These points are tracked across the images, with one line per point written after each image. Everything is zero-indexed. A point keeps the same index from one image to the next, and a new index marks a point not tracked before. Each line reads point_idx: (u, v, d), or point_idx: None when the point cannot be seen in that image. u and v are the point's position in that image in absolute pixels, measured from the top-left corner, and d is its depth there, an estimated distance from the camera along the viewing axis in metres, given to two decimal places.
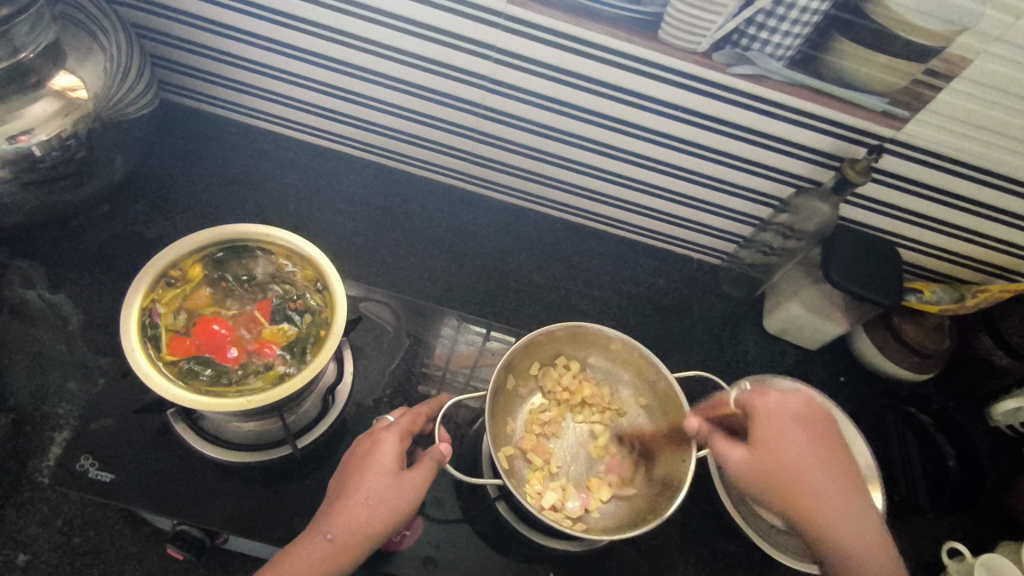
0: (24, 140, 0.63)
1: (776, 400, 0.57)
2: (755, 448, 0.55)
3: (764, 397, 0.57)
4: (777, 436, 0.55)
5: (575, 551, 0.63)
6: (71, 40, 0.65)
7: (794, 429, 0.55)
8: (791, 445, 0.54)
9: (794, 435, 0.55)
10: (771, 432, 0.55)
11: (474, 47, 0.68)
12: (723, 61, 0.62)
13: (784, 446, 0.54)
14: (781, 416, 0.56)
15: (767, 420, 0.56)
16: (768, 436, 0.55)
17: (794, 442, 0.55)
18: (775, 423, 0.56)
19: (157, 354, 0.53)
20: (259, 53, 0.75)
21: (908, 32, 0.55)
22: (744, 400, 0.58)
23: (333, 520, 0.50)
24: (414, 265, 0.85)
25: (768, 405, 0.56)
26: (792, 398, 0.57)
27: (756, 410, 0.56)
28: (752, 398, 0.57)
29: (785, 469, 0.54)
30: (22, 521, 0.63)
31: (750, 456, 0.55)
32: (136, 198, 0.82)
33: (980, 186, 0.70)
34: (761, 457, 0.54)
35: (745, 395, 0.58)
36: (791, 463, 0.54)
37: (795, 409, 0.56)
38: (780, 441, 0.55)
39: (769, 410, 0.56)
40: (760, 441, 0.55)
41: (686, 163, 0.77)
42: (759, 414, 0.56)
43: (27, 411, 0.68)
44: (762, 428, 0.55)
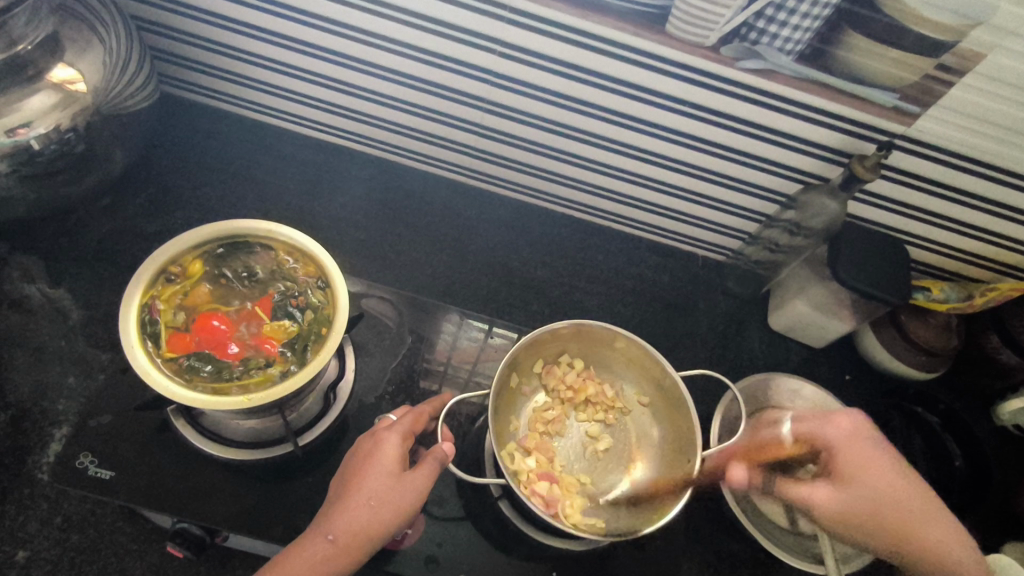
0: (23, 134, 0.62)
1: (843, 425, 0.56)
2: (842, 486, 0.53)
3: (831, 425, 0.56)
4: (861, 465, 0.54)
5: (577, 550, 0.62)
6: (70, 32, 0.65)
7: (869, 450, 0.55)
8: (879, 472, 0.54)
9: (877, 461, 0.54)
10: (856, 464, 0.54)
11: (478, 40, 0.67)
12: (732, 56, 0.61)
13: (873, 477, 0.53)
14: (856, 438, 0.55)
15: (846, 449, 0.55)
16: (854, 467, 0.54)
17: (876, 466, 0.54)
18: (853, 446, 0.54)
19: (157, 351, 0.52)
20: (260, 46, 0.74)
21: (920, 26, 0.54)
22: (808, 433, 0.57)
23: (335, 520, 0.49)
24: (417, 261, 0.85)
25: (837, 434, 0.55)
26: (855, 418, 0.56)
27: (829, 441, 0.55)
28: (819, 429, 0.56)
29: (881, 502, 0.53)
30: (22, 518, 0.63)
31: (838, 495, 0.53)
32: (136, 192, 0.82)
33: (991, 183, 0.69)
34: (852, 495, 0.53)
35: (808, 427, 0.57)
36: (884, 493, 0.53)
37: (859, 431, 0.56)
38: (869, 471, 0.54)
39: (842, 435, 0.55)
40: (846, 474, 0.54)
41: (693, 159, 0.76)
42: (834, 445, 0.55)
43: (26, 406, 0.67)
44: (846, 459, 0.54)
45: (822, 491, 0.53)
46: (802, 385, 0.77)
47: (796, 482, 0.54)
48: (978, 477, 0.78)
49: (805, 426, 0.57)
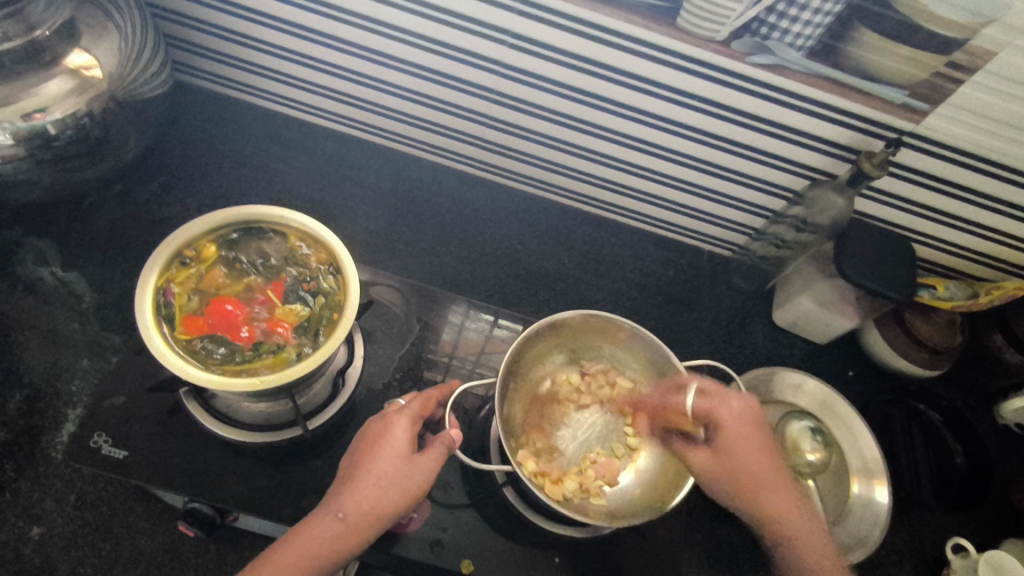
0: (39, 118, 0.63)
1: (735, 405, 0.58)
2: (718, 460, 0.57)
3: (726, 406, 0.58)
4: (742, 443, 0.57)
5: (582, 537, 0.63)
6: (86, 19, 0.65)
7: (752, 435, 0.57)
8: (755, 454, 0.57)
9: (753, 442, 0.57)
10: (736, 440, 0.57)
11: (490, 32, 0.67)
12: (742, 50, 0.62)
13: (748, 454, 0.56)
14: (743, 423, 0.58)
15: (733, 428, 0.57)
16: (739, 444, 0.57)
17: (760, 453, 0.57)
18: (739, 430, 0.57)
19: (171, 333, 0.53)
20: (275, 34, 0.75)
21: (932, 24, 0.55)
22: (703, 408, 0.58)
23: (345, 500, 0.50)
24: (425, 250, 0.85)
25: (728, 412, 0.58)
26: (742, 400, 0.59)
27: (719, 418, 0.58)
28: (714, 406, 0.58)
29: (753, 477, 0.56)
30: (36, 494, 0.64)
31: (716, 464, 0.57)
32: (149, 177, 0.83)
33: (999, 182, 0.70)
34: (727, 468, 0.56)
35: (706, 403, 0.58)
36: (759, 469, 0.56)
37: (749, 411, 0.59)
38: (744, 449, 0.57)
39: (731, 418, 0.57)
40: (732, 450, 0.57)
41: (702, 153, 0.76)
42: (722, 426, 0.57)
43: (41, 387, 0.68)
44: (728, 436, 0.57)
45: (702, 459, 0.57)
46: (803, 380, 0.78)
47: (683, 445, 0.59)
48: (977, 472, 0.79)
49: (702, 402, 0.58)
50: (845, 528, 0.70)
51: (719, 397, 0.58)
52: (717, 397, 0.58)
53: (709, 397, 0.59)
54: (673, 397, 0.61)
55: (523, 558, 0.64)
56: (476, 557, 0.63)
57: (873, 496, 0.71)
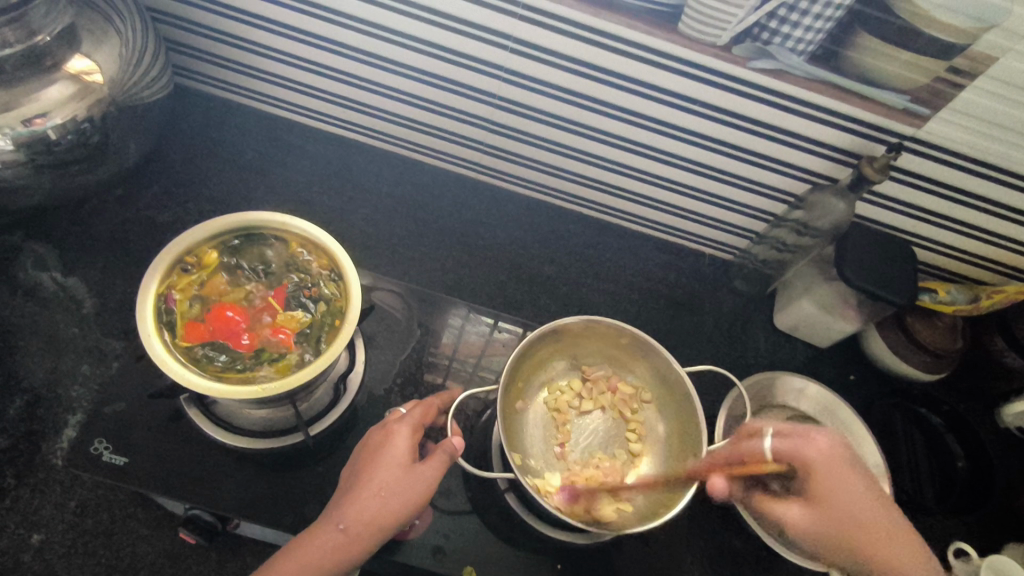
0: (39, 123, 0.63)
1: (821, 443, 0.53)
2: (816, 510, 0.53)
3: (812, 445, 0.53)
4: (841, 487, 0.52)
5: (580, 544, 0.63)
6: (87, 24, 0.65)
7: (851, 479, 0.53)
8: (856, 500, 0.52)
9: (853, 486, 0.52)
10: (833, 486, 0.52)
11: (491, 36, 0.67)
12: (743, 55, 0.62)
13: (848, 501, 0.52)
14: (839, 465, 0.53)
15: (827, 473, 0.52)
16: (837, 490, 0.52)
17: (862, 499, 0.52)
18: (834, 474, 0.52)
19: (172, 340, 0.53)
20: (275, 39, 0.75)
21: (934, 28, 0.55)
22: (786, 452, 0.54)
23: (346, 510, 0.50)
24: (425, 255, 0.85)
25: (819, 455, 0.53)
26: (827, 437, 0.54)
27: (809, 462, 0.53)
28: (799, 450, 0.53)
29: (859, 524, 0.52)
30: (36, 501, 0.64)
31: (812, 515, 0.53)
32: (149, 182, 0.82)
33: (999, 186, 0.70)
34: (829, 518, 0.52)
35: (787, 445, 0.53)
36: (862, 517, 0.52)
37: (837, 451, 0.54)
38: (843, 496, 0.52)
39: (823, 462, 0.53)
40: (829, 500, 0.52)
41: (703, 157, 0.76)
42: (814, 473, 0.53)
43: (41, 393, 0.68)
44: (823, 483, 0.52)
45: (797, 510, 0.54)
46: (806, 384, 0.78)
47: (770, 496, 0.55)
48: (980, 475, 0.77)
49: (784, 445, 0.54)
50: None
51: (808, 438, 0.53)
52: (807, 439, 0.54)
53: (799, 439, 0.54)
54: (749, 442, 0.57)
55: (525, 564, 0.63)
56: (478, 564, 0.63)
57: None
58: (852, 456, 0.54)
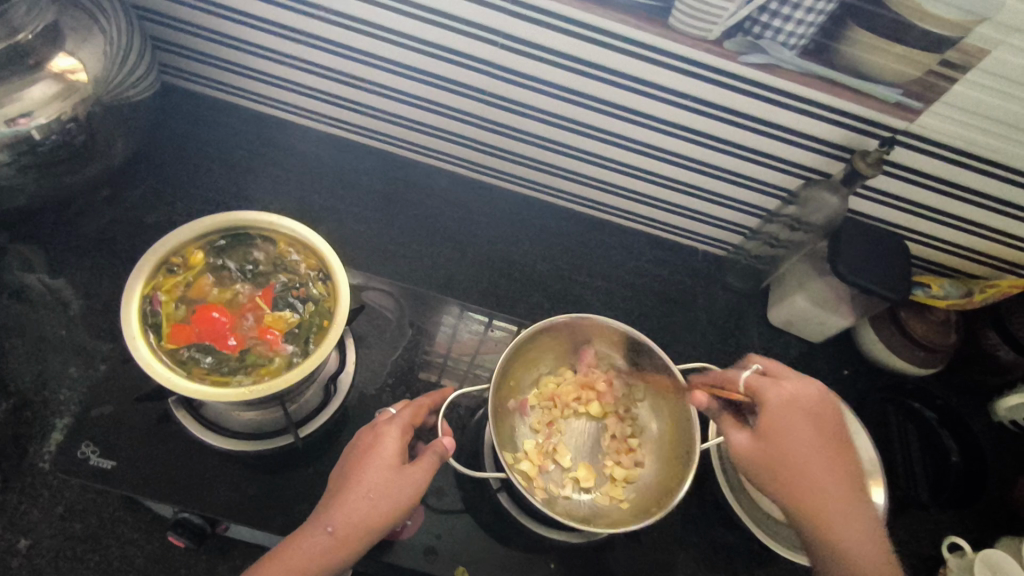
0: (23, 123, 0.62)
1: (788, 387, 0.54)
2: (762, 440, 0.53)
3: (777, 388, 0.54)
4: (790, 426, 0.52)
5: (575, 543, 0.62)
6: (71, 22, 0.64)
7: (804, 422, 0.53)
8: (803, 441, 0.52)
9: (803, 428, 0.53)
10: (781, 421, 0.53)
11: (479, 32, 0.66)
12: (734, 50, 0.61)
13: (791, 442, 0.52)
14: (794, 407, 0.53)
15: (778, 410, 0.53)
16: (784, 429, 0.52)
17: (808, 442, 0.52)
18: (788, 413, 0.53)
19: (157, 342, 0.52)
20: (263, 36, 0.74)
21: (926, 22, 0.54)
22: (752, 385, 0.55)
23: (334, 513, 0.49)
24: (417, 253, 0.85)
25: (778, 394, 0.53)
26: (797, 385, 0.54)
27: (767, 397, 0.53)
28: (762, 384, 0.54)
29: (796, 462, 0.52)
30: (23, 506, 0.63)
31: (754, 446, 0.53)
32: (137, 182, 0.82)
33: (993, 179, 0.69)
34: (768, 451, 0.52)
35: (753, 379, 0.54)
36: (806, 458, 0.52)
37: (805, 398, 0.54)
38: (789, 434, 0.52)
39: (781, 400, 0.53)
40: (775, 435, 0.52)
41: (695, 153, 0.76)
42: (767, 406, 0.53)
43: (28, 396, 0.67)
44: (774, 418, 0.53)
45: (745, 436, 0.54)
46: None
47: (728, 422, 0.55)
48: (977, 472, 0.77)
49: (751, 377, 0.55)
50: None
51: (778, 378, 0.54)
52: (777, 379, 0.54)
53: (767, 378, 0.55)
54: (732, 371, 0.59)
55: (519, 564, 0.63)
56: (470, 564, 0.62)
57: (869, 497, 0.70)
58: (821, 403, 0.54)
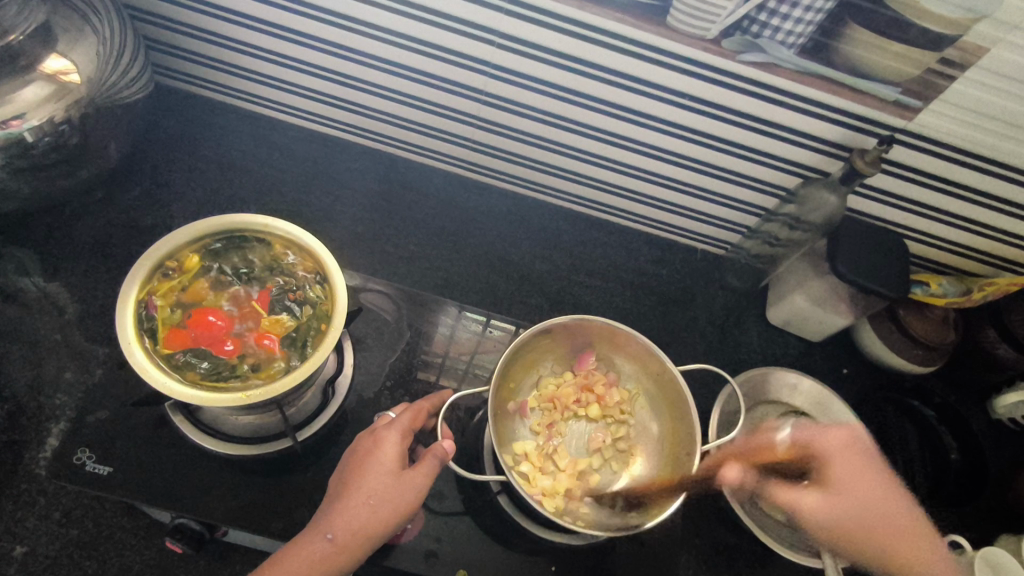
0: (16, 125, 0.61)
1: (834, 438, 0.61)
2: (829, 501, 0.58)
3: (829, 435, 0.61)
4: (852, 471, 0.59)
5: (574, 544, 0.62)
6: (63, 22, 0.64)
7: (868, 465, 0.60)
8: (868, 483, 0.59)
9: (865, 469, 0.59)
10: (847, 469, 0.59)
11: (476, 31, 0.66)
12: (733, 49, 0.61)
13: (861, 484, 0.59)
14: (854, 453, 0.60)
15: (840, 458, 0.60)
16: (852, 476, 0.59)
17: (874, 482, 0.59)
18: (850, 460, 0.60)
19: (153, 347, 0.52)
20: (258, 37, 0.74)
21: (925, 20, 0.54)
22: (805, 443, 0.61)
23: (334, 519, 0.49)
24: (415, 254, 0.84)
25: (832, 442, 0.61)
26: (845, 433, 0.61)
27: (827, 449, 0.60)
28: (814, 439, 0.61)
29: (872, 506, 0.58)
30: (19, 513, 0.63)
31: (826, 501, 0.58)
32: (131, 184, 0.81)
33: (991, 178, 0.69)
34: (842, 502, 0.58)
35: (806, 435, 0.61)
36: (877, 498, 0.58)
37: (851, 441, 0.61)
38: (856, 480, 0.59)
39: (838, 449, 0.60)
40: (843, 483, 0.59)
41: (694, 153, 0.76)
42: (827, 461, 0.60)
43: (22, 402, 0.67)
44: (841, 466, 0.59)
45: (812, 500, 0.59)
46: (800, 380, 0.77)
47: (780, 487, 0.60)
48: (973, 470, 0.78)
49: (797, 436, 0.62)
50: None
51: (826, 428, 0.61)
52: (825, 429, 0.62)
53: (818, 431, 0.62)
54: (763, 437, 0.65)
55: (519, 566, 0.63)
56: (471, 567, 0.62)
57: None
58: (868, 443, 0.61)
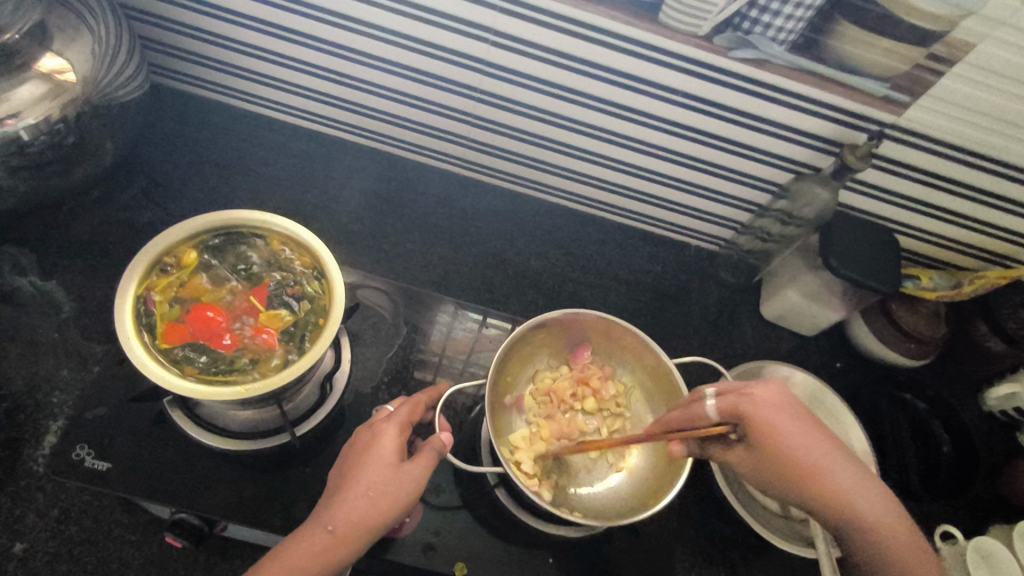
0: (11, 124, 0.61)
1: (758, 396, 0.53)
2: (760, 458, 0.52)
3: (748, 397, 0.53)
4: (792, 425, 0.52)
5: (574, 537, 0.63)
6: (58, 21, 0.64)
7: (787, 416, 0.52)
8: (794, 428, 0.52)
9: (794, 417, 0.52)
10: (772, 423, 0.51)
11: (471, 29, 0.67)
12: (723, 45, 0.62)
13: (789, 436, 0.51)
14: (773, 406, 0.52)
15: (769, 413, 0.52)
16: (772, 432, 0.51)
17: (803, 428, 0.52)
18: (771, 415, 0.52)
19: (152, 342, 0.52)
20: (255, 36, 0.74)
21: (913, 16, 0.54)
22: (726, 407, 0.53)
23: (333, 512, 0.49)
24: (411, 252, 0.85)
25: (756, 403, 0.52)
26: (764, 389, 0.53)
27: (750, 412, 0.52)
28: (739, 403, 0.52)
29: (799, 451, 0.51)
30: (18, 510, 0.63)
31: (754, 460, 0.53)
32: (127, 183, 0.81)
33: (979, 172, 0.70)
34: (765, 458, 0.52)
35: (726, 401, 0.53)
36: (802, 442, 0.51)
37: (783, 397, 0.53)
38: (782, 426, 0.52)
39: (758, 406, 0.52)
40: (762, 433, 0.51)
41: (687, 149, 0.76)
42: (765, 421, 0.51)
43: (21, 399, 0.67)
44: (763, 416, 0.51)
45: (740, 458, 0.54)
46: (794, 371, 0.78)
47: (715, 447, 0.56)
48: (966, 462, 0.78)
49: (722, 402, 0.53)
50: None
51: (747, 389, 0.53)
52: (746, 390, 0.53)
53: (737, 393, 0.53)
54: (694, 406, 0.56)
55: (518, 560, 0.63)
56: (470, 561, 0.62)
57: None
58: (792, 397, 0.54)
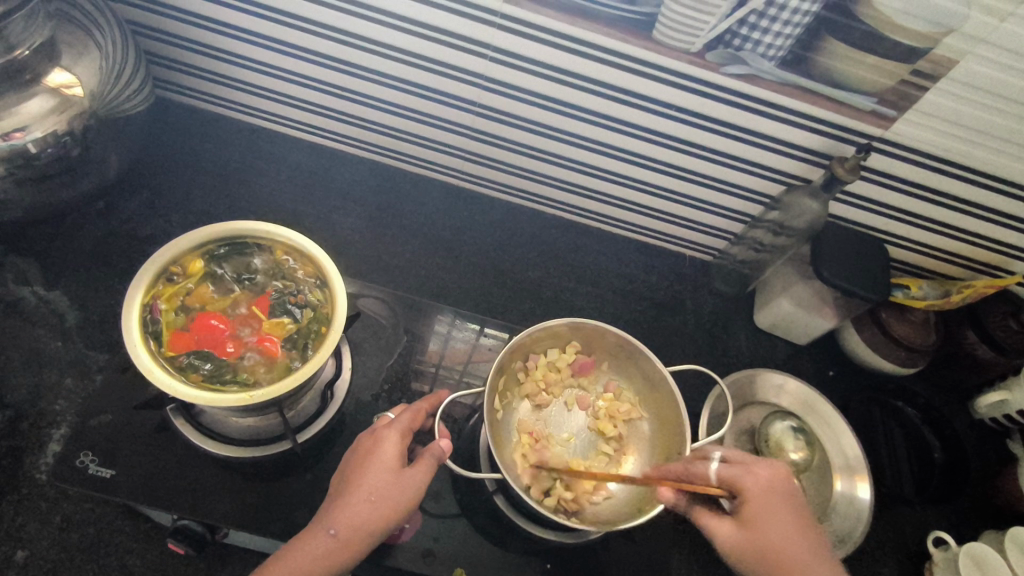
0: (18, 137, 0.63)
1: (760, 474, 0.55)
2: (745, 530, 0.54)
3: (751, 475, 0.55)
4: (777, 514, 0.54)
5: (569, 543, 0.64)
6: (67, 37, 0.65)
7: (783, 505, 0.54)
8: (782, 519, 0.53)
9: (785, 508, 0.54)
10: (762, 507, 0.54)
11: (472, 46, 0.68)
12: (717, 61, 0.64)
13: (778, 522, 0.53)
14: (772, 492, 0.54)
15: (760, 497, 0.54)
16: (764, 515, 0.53)
17: (791, 520, 0.54)
18: (767, 499, 0.54)
19: (158, 350, 0.53)
20: (259, 51, 0.76)
21: (898, 34, 0.56)
22: (726, 476, 0.56)
23: (336, 516, 0.50)
24: (410, 262, 0.86)
25: (752, 480, 0.55)
26: (767, 469, 0.56)
27: (746, 488, 0.55)
28: (739, 477, 0.55)
29: (779, 542, 0.52)
30: (21, 518, 0.63)
31: (738, 538, 0.54)
32: (131, 194, 0.82)
33: (966, 184, 0.72)
34: (750, 539, 0.53)
35: (727, 470, 0.56)
36: (786, 532, 0.53)
37: (781, 483, 0.55)
38: (771, 516, 0.53)
39: (759, 487, 0.55)
40: (753, 517, 0.54)
41: (680, 161, 0.78)
42: (754, 503, 0.54)
43: (24, 408, 0.67)
44: (756, 501, 0.54)
45: (722, 527, 0.55)
46: (786, 380, 0.79)
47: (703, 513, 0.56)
48: (957, 466, 0.80)
49: (724, 469, 0.56)
50: (829, 526, 0.72)
51: (751, 467, 0.56)
52: (750, 467, 0.56)
53: (741, 469, 0.56)
54: (695, 464, 0.57)
55: (517, 566, 0.64)
56: (468, 567, 0.63)
57: (856, 493, 0.73)
58: (794, 486, 0.56)
